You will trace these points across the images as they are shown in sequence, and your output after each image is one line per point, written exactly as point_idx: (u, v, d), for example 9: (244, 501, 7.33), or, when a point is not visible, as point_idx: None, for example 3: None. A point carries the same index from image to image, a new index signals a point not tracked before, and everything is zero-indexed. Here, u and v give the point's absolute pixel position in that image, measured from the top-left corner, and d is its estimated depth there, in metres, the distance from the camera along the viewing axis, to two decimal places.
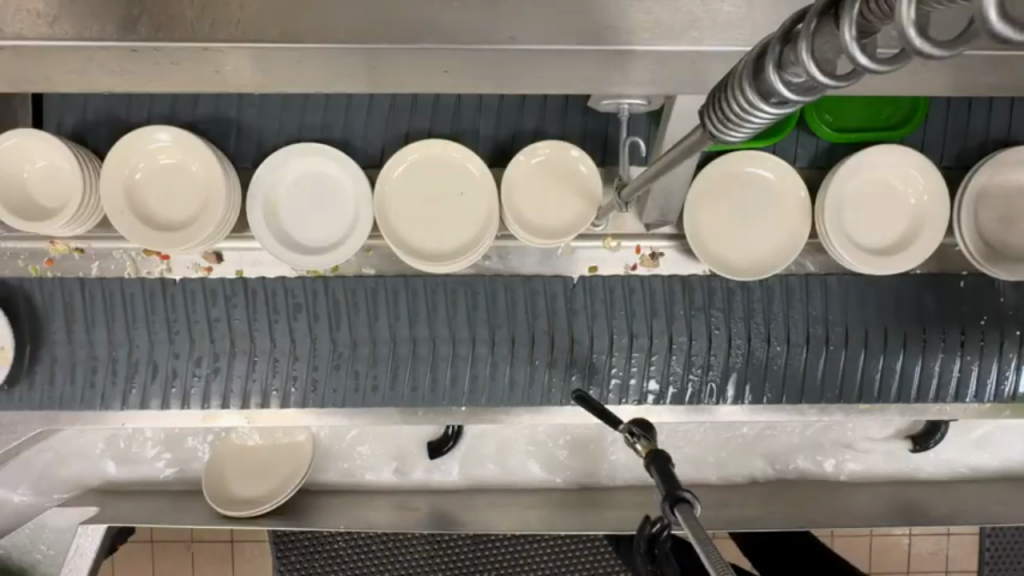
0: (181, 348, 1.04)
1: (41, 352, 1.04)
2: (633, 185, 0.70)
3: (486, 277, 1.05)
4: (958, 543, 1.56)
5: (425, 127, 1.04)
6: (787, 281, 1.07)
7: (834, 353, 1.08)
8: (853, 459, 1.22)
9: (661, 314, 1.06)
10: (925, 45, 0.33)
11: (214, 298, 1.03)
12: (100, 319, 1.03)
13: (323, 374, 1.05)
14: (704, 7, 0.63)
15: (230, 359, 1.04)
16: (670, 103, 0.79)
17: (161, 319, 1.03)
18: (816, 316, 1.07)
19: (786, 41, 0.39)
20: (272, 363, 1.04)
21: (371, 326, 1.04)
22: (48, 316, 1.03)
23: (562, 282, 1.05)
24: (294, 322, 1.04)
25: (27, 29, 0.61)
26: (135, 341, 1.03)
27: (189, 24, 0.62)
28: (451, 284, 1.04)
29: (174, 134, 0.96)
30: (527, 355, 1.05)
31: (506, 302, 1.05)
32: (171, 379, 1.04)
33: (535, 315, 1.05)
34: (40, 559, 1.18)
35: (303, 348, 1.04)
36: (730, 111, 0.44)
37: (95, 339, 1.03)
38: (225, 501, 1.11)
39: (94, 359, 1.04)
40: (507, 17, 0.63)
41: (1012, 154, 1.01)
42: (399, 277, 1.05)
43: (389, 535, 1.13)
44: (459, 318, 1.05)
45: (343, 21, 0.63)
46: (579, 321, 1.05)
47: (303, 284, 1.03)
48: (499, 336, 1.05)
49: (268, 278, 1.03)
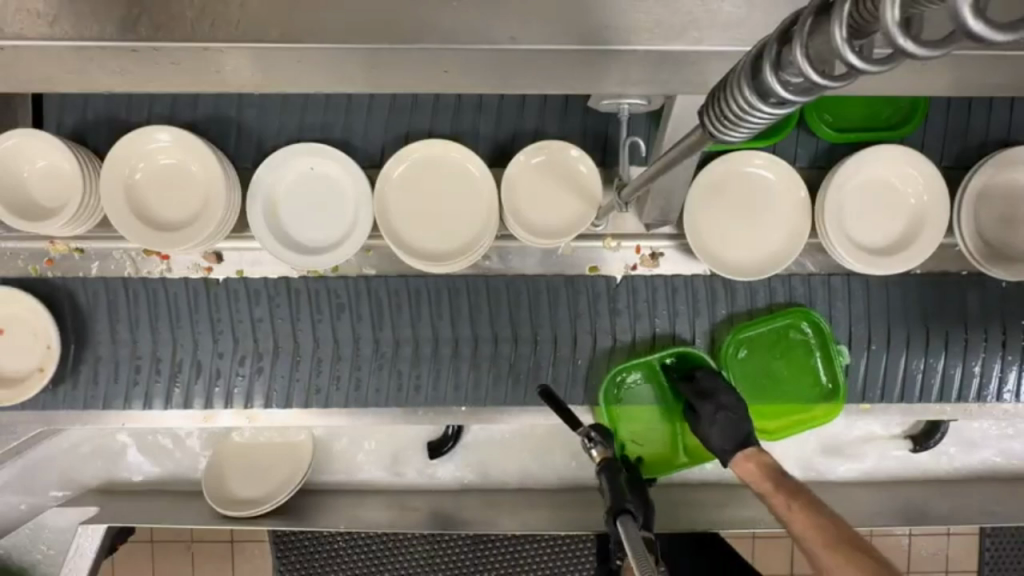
0: (225, 348, 1.05)
1: (84, 352, 1.05)
2: (633, 185, 0.70)
3: (529, 278, 1.05)
4: (958, 543, 1.54)
5: (426, 127, 1.04)
6: (829, 281, 1.06)
7: (876, 354, 1.08)
8: (855, 462, 1.21)
9: (703, 315, 1.07)
10: (915, 48, 0.31)
11: (258, 298, 1.04)
12: (144, 319, 1.05)
13: (366, 374, 1.06)
14: (705, 7, 0.61)
15: (274, 358, 1.06)
16: (670, 103, 0.78)
17: (205, 318, 1.05)
18: (858, 316, 1.07)
19: (784, 41, 0.38)
20: (316, 363, 1.06)
21: (414, 325, 1.05)
22: (93, 316, 1.05)
23: (606, 282, 1.05)
24: (338, 321, 1.05)
25: (27, 29, 0.59)
26: (179, 341, 1.05)
27: (190, 25, 0.60)
28: (495, 284, 1.05)
29: (174, 134, 0.96)
30: (570, 354, 1.06)
31: (549, 302, 1.05)
32: (215, 379, 1.06)
33: (577, 315, 1.06)
34: (40, 559, 1.20)
35: (346, 348, 1.05)
36: (728, 112, 0.42)
37: (139, 339, 1.05)
38: (227, 503, 1.12)
39: (139, 359, 1.05)
40: (506, 16, 0.61)
41: (1013, 154, 0.99)
42: (443, 278, 1.05)
43: (389, 535, 1.15)
44: (502, 318, 1.05)
45: (342, 19, 0.61)
46: (621, 320, 1.06)
47: (347, 284, 1.04)
48: (541, 338, 1.06)
49: (311, 277, 1.04)
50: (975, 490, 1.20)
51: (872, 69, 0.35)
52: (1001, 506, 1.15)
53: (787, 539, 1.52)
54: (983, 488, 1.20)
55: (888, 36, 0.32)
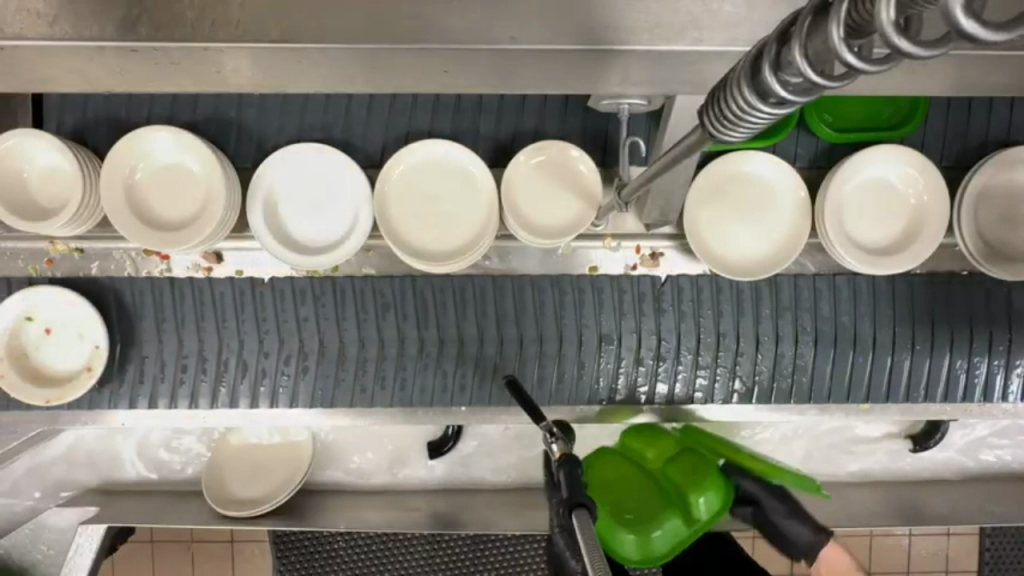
0: (270, 347, 1.04)
1: (130, 351, 1.04)
2: (632, 185, 0.70)
3: (573, 276, 1.04)
4: (958, 543, 1.54)
5: (426, 127, 1.04)
6: (874, 281, 1.06)
7: (920, 355, 1.07)
8: (854, 461, 1.21)
9: (749, 315, 1.05)
10: (910, 48, 0.31)
11: (303, 298, 1.03)
12: (190, 319, 1.03)
13: (411, 373, 1.05)
14: (705, 7, 0.61)
15: (320, 359, 1.05)
16: (670, 103, 0.78)
17: (250, 318, 1.03)
18: (903, 316, 1.06)
19: (783, 41, 0.38)
20: (362, 362, 1.05)
21: (459, 325, 1.04)
22: (138, 315, 1.04)
23: (651, 281, 1.04)
24: (383, 321, 1.04)
25: (27, 29, 0.59)
26: (225, 341, 1.04)
27: (190, 25, 0.60)
28: (540, 283, 1.04)
29: (174, 134, 0.96)
30: (616, 353, 1.05)
31: (594, 301, 1.04)
32: (260, 377, 1.05)
33: (622, 316, 1.04)
34: (39, 560, 1.20)
35: (390, 347, 1.04)
36: (729, 112, 0.42)
37: (184, 339, 1.04)
38: (224, 501, 1.12)
39: (184, 359, 1.04)
40: (508, 15, 0.61)
41: (1013, 154, 0.99)
42: (487, 276, 1.04)
43: (390, 535, 1.15)
44: (548, 317, 1.04)
45: (343, 20, 0.61)
46: (666, 320, 1.05)
47: (391, 284, 1.04)
48: (586, 334, 1.04)
49: (358, 278, 1.04)
50: (975, 489, 1.20)
51: (870, 68, 0.35)
52: (1000, 506, 1.15)
53: None
54: (982, 488, 1.20)
55: (884, 36, 0.32)
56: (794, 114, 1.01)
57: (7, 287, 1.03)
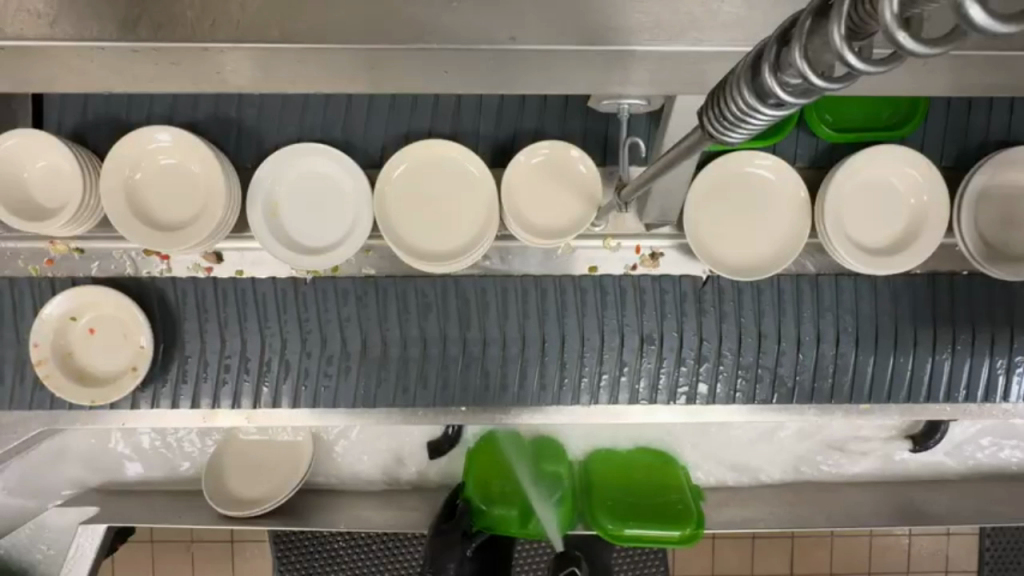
0: (314, 348, 1.05)
1: (173, 351, 1.05)
2: (632, 185, 0.70)
3: (615, 277, 1.05)
4: (958, 543, 1.54)
5: (425, 127, 1.04)
6: (915, 281, 1.06)
7: (961, 354, 1.07)
8: (854, 461, 1.21)
9: (790, 316, 1.05)
10: (914, 45, 0.31)
11: (345, 299, 1.04)
12: (234, 319, 1.04)
13: (453, 373, 1.05)
14: (704, 7, 0.61)
15: (362, 360, 1.05)
16: (670, 102, 0.77)
17: (293, 318, 1.04)
18: (943, 316, 1.06)
19: (783, 42, 0.38)
20: (405, 363, 1.05)
21: (502, 325, 1.04)
22: (182, 314, 1.04)
23: (693, 282, 1.05)
24: (425, 321, 1.04)
25: (28, 30, 0.59)
26: (269, 341, 1.05)
27: (190, 25, 0.60)
28: (582, 284, 1.04)
29: (174, 134, 0.96)
30: (657, 354, 1.05)
31: (635, 302, 1.05)
32: (303, 378, 1.05)
33: (663, 316, 1.05)
34: (40, 559, 1.16)
35: (434, 347, 1.05)
36: (728, 112, 0.42)
37: (227, 339, 1.04)
38: (230, 503, 1.12)
39: (228, 359, 1.05)
40: (507, 16, 0.62)
41: (1013, 154, 0.99)
42: (529, 277, 1.05)
43: (389, 535, 1.16)
44: (590, 318, 1.04)
45: (343, 20, 0.61)
46: (707, 321, 1.05)
47: (434, 284, 1.04)
48: (627, 334, 1.05)
49: (398, 278, 1.04)
50: (975, 489, 1.20)
51: (871, 68, 0.35)
52: (1000, 506, 1.15)
53: (788, 539, 1.52)
54: (982, 488, 1.19)
55: (887, 33, 0.32)
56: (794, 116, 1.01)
57: (50, 288, 1.03)
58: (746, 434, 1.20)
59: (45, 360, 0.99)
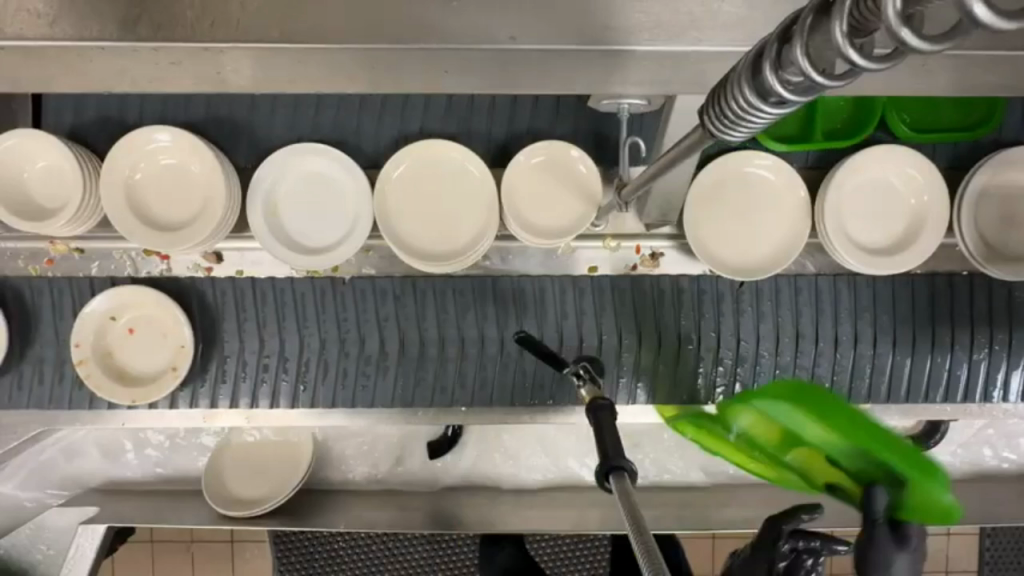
0: (352, 348, 1.05)
1: (211, 350, 1.05)
2: (633, 185, 0.70)
3: (653, 277, 1.05)
4: (959, 544, 1.54)
5: (426, 127, 1.04)
6: (951, 279, 1.06)
7: (998, 353, 1.08)
8: None
9: (826, 316, 1.06)
10: (917, 42, 0.31)
11: (383, 298, 1.04)
12: (272, 319, 1.05)
13: (491, 373, 1.05)
14: (704, 7, 0.61)
15: (400, 359, 1.05)
16: (670, 102, 0.77)
17: (332, 319, 1.05)
18: (980, 315, 1.07)
19: (784, 39, 0.38)
20: (442, 363, 1.05)
21: (540, 325, 1.05)
22: (221, 314, 1.05)
23: (730, 284, 1.05)
24: (463, 321, 1.05)
25: (27, 29, 0.60)
26: (306, 340, 1.05)
27: (190, 25, 0.60)
28: (619, 283, 1.05)
29: (174, 134, 0.96)
30: (695, 352, 1.06)
31: (672, 301, 1.05)
32: (341, 380, 1.06)
33: (701, 315, 1.05)
34: (40, 559, 1.19)
35: (471, 347, 1.05)
36: (730, 110, 0.42)
37: (265, 339, 1.05)
38: (230, 503, 1.13)
39: (266, 359, 1.05)
40: (506, 16, 0.62)
41: (1013, 154, 0.99)
42: (567, 277, 1.05)
43: (389, 535, 1.15)
44: (627, 318, 1.05)
45: (343, 20, 0.61)
46: (745, 321, 1.06)
47: (471, 284, 1.04)
48: (664, 334, 1.05)
49: (436, 278, 1.04)
50: (975, 489, 1.19)
51: (872, 65, 0.34)
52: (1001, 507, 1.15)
53: None
54: (982, 489, 1.19)
55: (890, 31, 0.31)
56: (874, 112, 1.01)
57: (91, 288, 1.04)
58: None
59: (87, 360, 1.01)
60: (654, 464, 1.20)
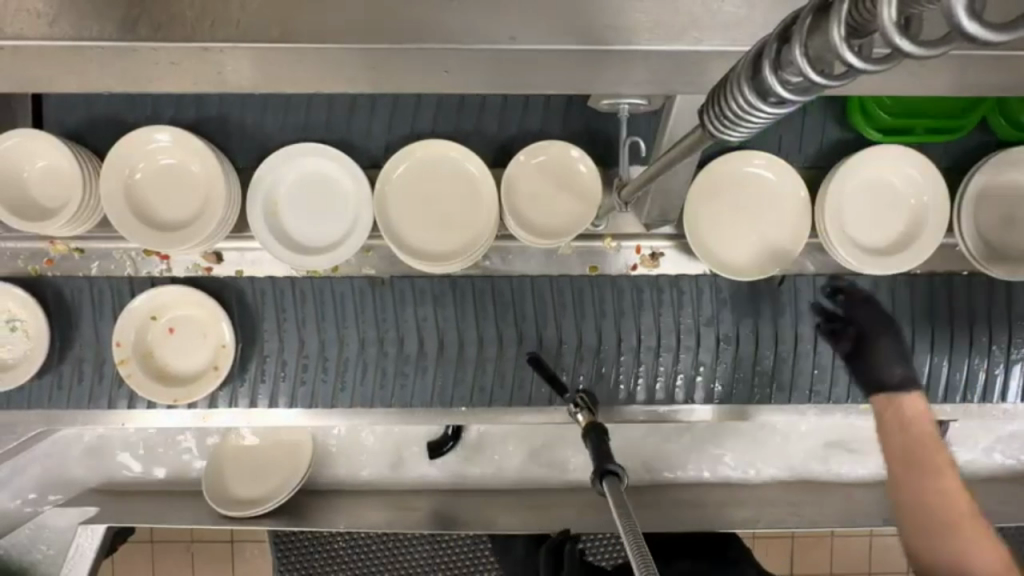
0: (393, 348, 1.06)
1: (251, 349, 1.05)
2: (632, 185, 0.70)
3: (691, 277, 1.05)
4: None
5: (425, 127, 1.03)
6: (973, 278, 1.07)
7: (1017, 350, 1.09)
8: (855, 461, 1.21)
9: None
10: (912, 48, 0.31)
11: (423, 298, 1.04)
12: (312, 318, 1.05)
13: (528, 373, 1.06)
14: (704, 7, 0.61)
15: (440, 359, 1.06)
16: (670, 102, 0.77)
17: (371, 319, 1.05)
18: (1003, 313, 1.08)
19: (784, 39, 0.38)
20: (481, 363, 1.06)
21: (578, 326, 1.06)
22: (261, 316, 1.05)
23: (766, 282, 1.05)
24: (502, 322, 1.05)
25: (27, 29, 0.59)
26: (345, 340, 1.05)
27: (190, 25, 0.60)
28: (657, 284, 1.05)
29: (174, 134, 0.96)
30: (731, 352, 1.07)
31: (709, 301, 1.06)
32: (381, 380, 1.06)
33: (739, 316, 1.06)
34: (40, 559, 1.16)
35: (510, 347, 1.05)
36: (729, 110, 0.43)
37: (306, 338, 1.05)
38: (230, 503, 1.13)
39: (305, 359, 1.06)
40: (506, 16, 0.61)
41: (1014, 154, 0.99)
42: (606, 277, 1.05)
43: (390, 535, 1.15)
44: (665, 318, 1.06)
45: (343, 21, 0.61)
46: (781, 322, 1.06)
47: (510, 284, 1.05)
48: (704, 333, 1.06)
49: (477, 278, 1.04)
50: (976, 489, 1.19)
51: (868, 68, 0.35)
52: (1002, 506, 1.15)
53: (788, 539, 1.52)
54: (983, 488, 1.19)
55: (885, 37, 0.31)
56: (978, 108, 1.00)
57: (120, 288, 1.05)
58: (749, 433, 1.20)
59: (128, 359, 1.01)
60: (654, 463, 1.20)
